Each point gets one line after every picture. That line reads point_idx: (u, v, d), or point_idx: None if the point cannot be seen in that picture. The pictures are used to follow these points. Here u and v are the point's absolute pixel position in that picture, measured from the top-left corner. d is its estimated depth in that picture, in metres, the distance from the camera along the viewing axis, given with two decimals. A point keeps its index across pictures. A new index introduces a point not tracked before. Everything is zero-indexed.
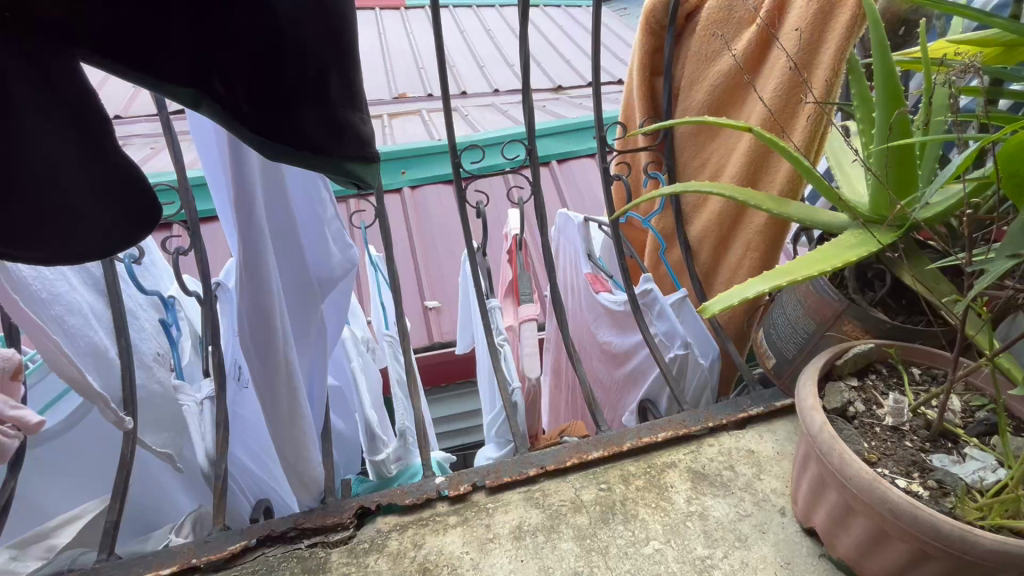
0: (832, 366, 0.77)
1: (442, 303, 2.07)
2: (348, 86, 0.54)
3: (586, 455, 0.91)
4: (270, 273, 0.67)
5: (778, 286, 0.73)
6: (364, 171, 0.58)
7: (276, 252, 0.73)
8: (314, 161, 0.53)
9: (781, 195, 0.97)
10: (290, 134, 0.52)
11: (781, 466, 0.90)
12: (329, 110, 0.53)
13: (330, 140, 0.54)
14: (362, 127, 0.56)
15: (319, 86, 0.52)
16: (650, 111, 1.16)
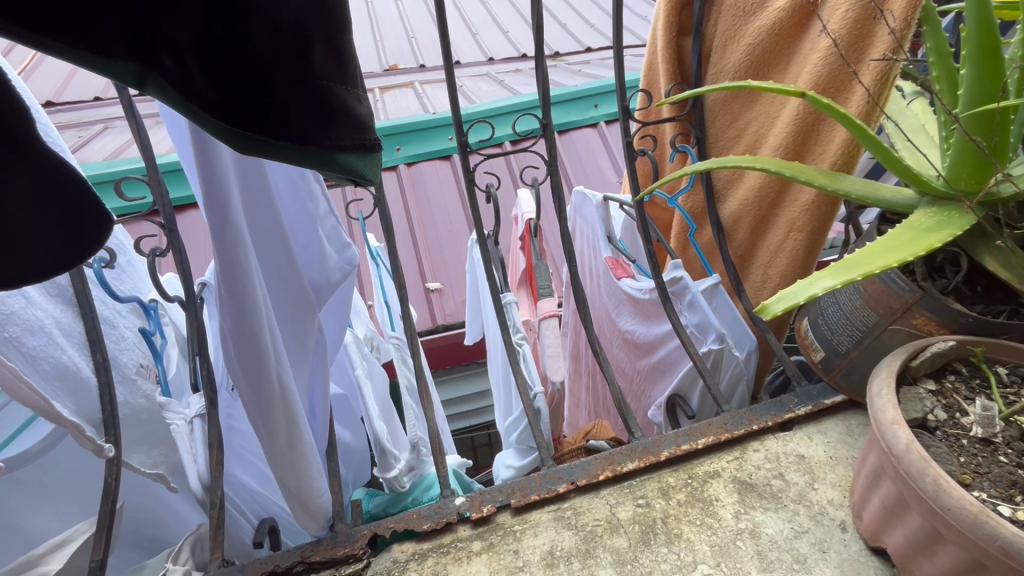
0: (907, 368, 0.68)
1: (444, 284, 1.96)
2: (337, 58, 0.45)
3: (620, 467, 0.82)
4: (255, 286, 0.56)
5: (852, 280, 0.62)
6: (363, 165, 0.49)
7: (262, 259, 0.62)
8: (305, 155, 0.44)
9: (834, 168, 0.85)
10: (272, 123, 0.41)
11: (836, 473, 0.81)
12: (319, 88, 0.44)
13: (323, 128, 0.44)
14: (356, 108, 0.47)
15: (304, 58, 0.42)
16: (677, 77, 1.03)
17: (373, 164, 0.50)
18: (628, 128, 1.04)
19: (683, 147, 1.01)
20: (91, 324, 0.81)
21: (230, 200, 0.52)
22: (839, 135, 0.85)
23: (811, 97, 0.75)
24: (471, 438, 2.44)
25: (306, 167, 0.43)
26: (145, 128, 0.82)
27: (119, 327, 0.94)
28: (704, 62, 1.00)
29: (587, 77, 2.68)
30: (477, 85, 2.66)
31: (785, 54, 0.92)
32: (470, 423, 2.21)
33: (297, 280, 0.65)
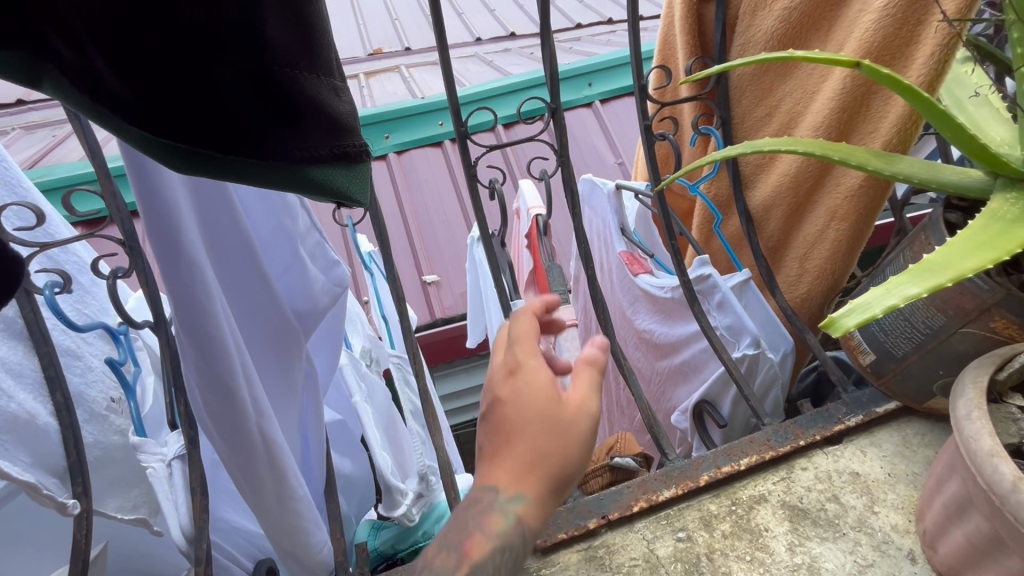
0: (994, 383, 0.58)
1: (441, 276, 1.86)
2: (305, 37, 0.35)
3: (656, 496, 0.74)
4: (223, 328, 0.45)
5: (941, 287, 0.51)
6: (349, 181, 0.38)
7: (233, 290, 0.51)
8: (266, 170, 0.33)
9: (888, 149, 0.75)
10: (217, 129, 0.31)
11: (896, 493, 0.73)
12: (280, 77, 0.33)
13: (288, 133, 0.34)
14: (334, 103, 0.37)
15: (255, 36, 0.32)
16: (697, 50, 0.92)
17: (362, 179, 0.39)
18: (645, 110, 0.93)
19: (707, 128, 0.90)
20: (48, 360, 0.71)
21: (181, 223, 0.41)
22: (894, 110, 0.74)
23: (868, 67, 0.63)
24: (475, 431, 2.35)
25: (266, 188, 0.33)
26: (93, 130, 0.69)
27: (84, 357, 0.83)
28: (729, 31, 0.88)
29: (579, 54, 2.54)
30: (465, 66, 2.52)
31: (825, 18, 0.81)
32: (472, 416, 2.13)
33: (278, 311, 0.55)
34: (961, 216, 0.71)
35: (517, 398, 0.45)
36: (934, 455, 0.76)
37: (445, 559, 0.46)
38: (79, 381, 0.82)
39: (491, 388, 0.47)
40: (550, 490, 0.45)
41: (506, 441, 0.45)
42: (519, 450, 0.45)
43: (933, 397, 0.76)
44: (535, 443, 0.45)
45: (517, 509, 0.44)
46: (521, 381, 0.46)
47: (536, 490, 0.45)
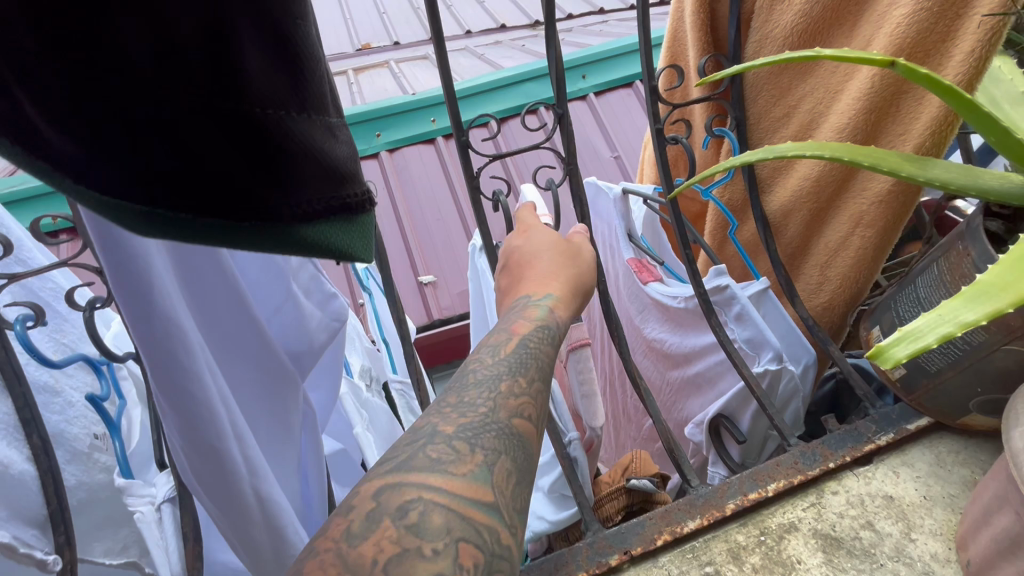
0: None
1: (438, 277, 1.80)
2: (291, 70, 0.30)
3: (680, 528, 0.69)
4: (206, 391, 0.40)
5: (1001, 313, 0.47)
6: (350, 237, 0.33)
7: (218, 338, 0.46)
8: (251, 236, 0.29)
9: (921, 152, 0.70)
10: (196, 193, 0.27)
11: (933, 518, 0.69)
12: (262, 124, 0.28)
13: (276, 192, 0.29)
14: (328, 146, 0.32)
15: (232, 77, 0.27)
16: (710, 48, 0.86)
17: (365, 233, 0.34)
18: (656, 112, 0.87)
19: (721, 131, 0.85)
20: (21, 402, 0.65)
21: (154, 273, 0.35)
22: (928, 111, 0.70)
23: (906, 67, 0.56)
24: None
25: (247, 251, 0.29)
26: None
27: (62, 393, 0.77)
28: (744, 27, 0.83)
29: (573, 46, 2.47)
30: (456, 60, 2.45)
31: (850, 13, 0.76)
32: None
33: (270, 355, 0.50)
34: (1001, 225, 0.67)
35: (530, 246, 0.77)
36: (970, 474, 0.72)
37: (499, 337, 0.60)
38: (59, 420, 0.76)
39: (513, 245, 0.79)
40: (570, 291, 0.71)
41: (529, 270, 0.74)
42: (542, 267, 0.74)
43: (969, 414, 0.72)
44: (552, 257, 0.75)
45: (547, 303, 0.67)
46: (532, 235, 0.80)
47: (559, 293, 0.70)
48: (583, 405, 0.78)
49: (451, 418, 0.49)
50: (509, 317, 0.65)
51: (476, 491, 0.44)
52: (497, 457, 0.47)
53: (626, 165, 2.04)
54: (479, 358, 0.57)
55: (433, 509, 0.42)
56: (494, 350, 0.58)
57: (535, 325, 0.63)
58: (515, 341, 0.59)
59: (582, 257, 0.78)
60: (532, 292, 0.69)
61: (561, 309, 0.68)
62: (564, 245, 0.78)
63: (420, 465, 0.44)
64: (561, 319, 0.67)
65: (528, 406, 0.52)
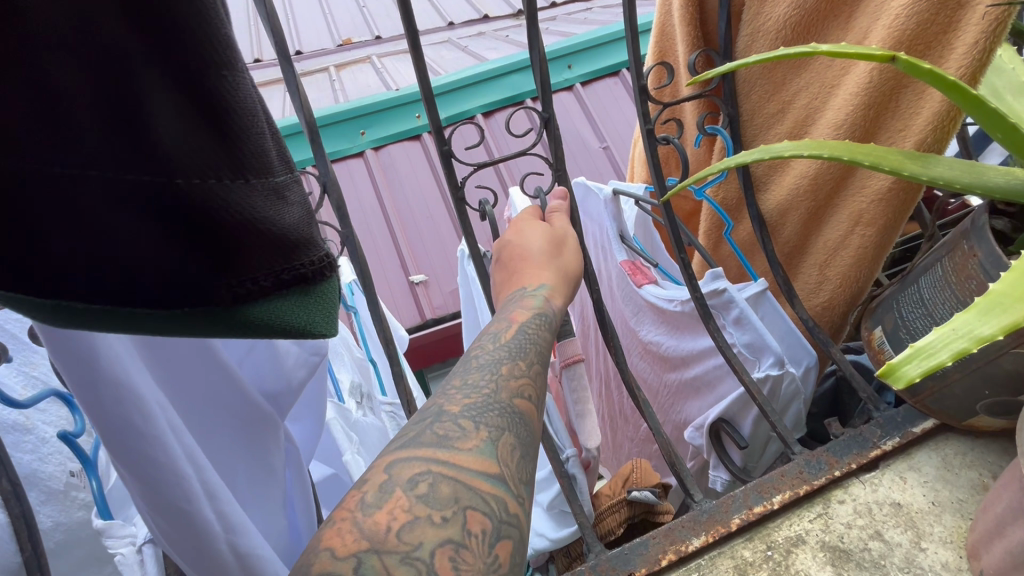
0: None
1: (429, 276, 1.76)
2: (221, 132, 0.27)
3: (685, 546, 0.67)
4: (163, 454, 0.39)
5: (1018, 325, 0.44)
6: (307, 312, 0.31)
7: (184, 392, 0.46)
8: (192, 320, 0.28)
9: (923, 149, 0.68)
10: (131, 280, 0.27)
11: (942, 525, 0.67)
12: (190, 198, 0.27)
13: (212, 271, 0.28)
14: (272, 209, 0.29)
15: (148, 152, 0.26)
16: (700, 42, 0.83)
17: (325, 304, 0.32)
18: (646, 112, 0.84)
19: (713, 128, 0.81)
20: None
21: (96, 340, 0.35)
22: (929, 105, 0.68)
23: (906, 64, 0.51)
24: None
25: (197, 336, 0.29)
26: None
27: (34, 430, 0.73)
28: (734, 20, 0.80)
29: (558, 35, 2.42)
30: (439, 53, 2.39)
31: (845, 3, 0.73)
32: None
33: (242, 399, 0.48)
34: (1007, 223, 0.66)
35: (522, 238, 0.74)
36: (978, 477, 0.70)
37: (499, 324, 0.58)
38: (31, 459, 0.72)
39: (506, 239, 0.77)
40: (561, 278, 0.70)
41: (522, 262, 0.72)
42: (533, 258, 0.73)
43: (975, 415, 0.70)
44: (542, 237, 0.74)
45: (543, 292, 0.66)
46: (522, 229, 0.76)
47: (553, 282, 0.69)
48: (580, 424, 0.77)
49: (456, 398, 0.48)
50: (507, 307, 0.63)
51: (480, 464, 0.43)
52: (501, 433, 0.45)
53: (615, 156, 2.00)
54: (480, 346, 0.55)
55: (441, 479, 0.41)
56: (494, 337, 0.56)
57: (533, 313, 0.61)
58: (514, 328, 0.57)
59: (571, 255, 0.74)
60: (527, 282, 0.68)
61: (557, 298, 0.67)
62: (556, 235, 0.75)
63: (427, 441, 0.43)
64: (557, 307, 0.66)
65: (528, 386, 0.50)
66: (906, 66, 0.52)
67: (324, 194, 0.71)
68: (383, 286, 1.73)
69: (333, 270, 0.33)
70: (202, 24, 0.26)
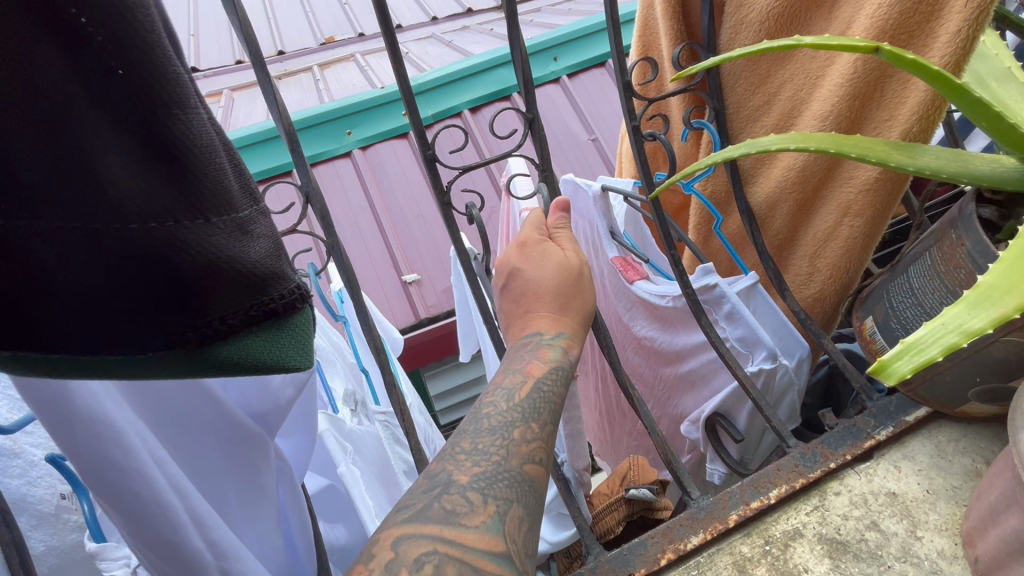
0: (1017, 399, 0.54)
1: (422, 274, 1.75)
2: (177, 175, 0.27)
3: (684, 545, 0.67)
4: (145, 487, 0.40)
5: (1007, 319, 0.44)
6: (280, 346, 0.31)
7: (167, 421, 0.46)
8: (161, 364, 0.28)
9: (909, 139, 0.68)
10: (99, 326, 0.27)
11: (937, 513, 0.68)
12: (147, 242, 0.26)
13: (177, 314, 0.28)
14: (236, 245, 0.29)
15: (103, 201, 0.26)
16: (683, 36, 0.82)
17: (298, 337, 0.32)
18: (631, 108, 0.83)
19: (700, 123, 0.80)
20: None
21: (70, 385, 0.36)
22: (914, 94, 0.68)
23: (888, 55, 0.51)
24: None
25: (167, 379, 0.29)
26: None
27: (22, 453, 0.70)
28: (717, 13, 0.79)
29: (542, 27, 2.39)
30: (424, 50, 2.36)
31: None
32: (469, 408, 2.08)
33: (230, 422, 0.48)
34: (994, 210, 0.66)
35: (533, 269, 0.67)
36: (971, 464, 0.70)
37: (513, 378, 0.58)
38: (20, 484, 0.69)
39: (512, 261, 0.69)
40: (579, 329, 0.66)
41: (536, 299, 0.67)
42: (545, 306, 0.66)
43: (967, 402, 0.70)
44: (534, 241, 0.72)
45: (560, 342, 0.63)
46: (532, 252, 0.68)
47: (571, 330, 0.66)
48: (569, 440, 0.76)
49: (465, 467, 0.49)
50: (519, 354, 0.61)
51: (488, 542, 0.44)
52: (510, 506, 0.47)
53: (604, 148, 1.99)
54: (492, 402, 0.55)
55: (446, 561, 0.42)
56: (508, 394, 0.56)
57: (549, 367, 0.59)
58: (530, 385, 0.57)
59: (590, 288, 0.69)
60: (543, 329, 0.65)
61: (574, 347, 0.64)
62: (573, 270, 0.68)
63: (434, 517, 0.45)
64: (574, 358, 0.64)
65: (541, 451, 0.52)
66: (891, 57, 0.51)
67: (307, 203, 0.70)
68: (377, 287, 1.72)
69: (306, 300, 0.33)
70: (148, 64, 0.25)
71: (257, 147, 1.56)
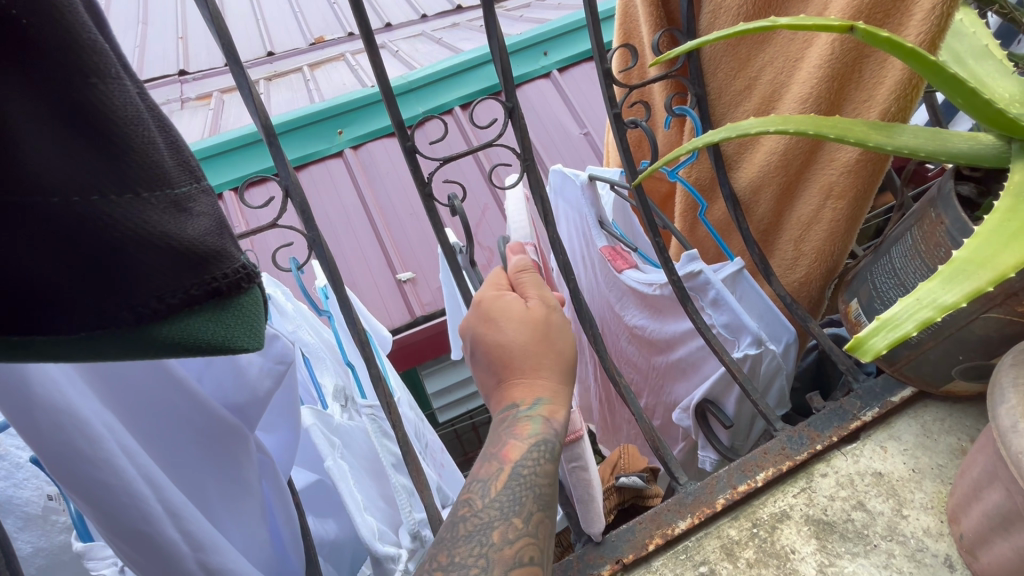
0: (997, 373, 0.55)
1: (416, 272, 1.75)
2: (101, 149, 0.27)
3: (671, 530, 0.67)
4: (115, 480, 0.40)
5: (980, 292, 0.44)
6: (225, 327, 0.31)
7: (134, 413, 0.46)
8: (104, 345, 0.28)
9: (887, 119, 0.67)
10: (31, 305, 0.27)
11: (923, 492, 0.68)
12: (72, 216, 0.26)
13: (108, 291, 0.28)
14: (170, 221, 0.29)
15: (22, 175, 0.26)
16: (663, 22, 0.82)
17: (245, 317, 0.32)
18: (612, 96, 0.83)
19: (682, 109, 0.80)
20: None
21: (29, 371, 0.36)
22: (891, 74, 0.68)
23: (863, 34, 0.50)
24: (473, 422, 2.29)
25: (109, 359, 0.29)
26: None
27: (8, 455, 0.69)
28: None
29: (532, 22, 2.38)
30: (414, 47, 2.35)
31: None
32: (468, 405, 2.07)
33: (205, 413, 0.48)
34: (973, 187, 0.66)
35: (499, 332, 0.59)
36: (957, 442, 0.71)
37: (489, 467, 0.55)
38: (6, 486, 0.68)
39: (473, 326, 0.62)
40: (558, 389, 0.60)
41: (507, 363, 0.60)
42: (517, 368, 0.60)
43: (951, 381, 0.70)
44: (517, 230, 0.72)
45: (540, 411, 0.57)
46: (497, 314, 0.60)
47: (550, 391, 0.60)
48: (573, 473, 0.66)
49: None
50: (497, 433, 0.57)
51: None
52: None
53: (596, 142, 1.98)
54: (469, 500, 0.53)
55: None
56: (485, 487, 0.53)
57: (530, 445, 0.55)
58: (506, 473, 0.54)
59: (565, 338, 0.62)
60: (519, 399, 0.59)
61: (558, 415, 0.58)
62: (540, 324, 0.60)
63: None
64: (561, 425, 0.58)
65: (529, 549, 0.49)
66: (865, 35, 0.50)
67: (287, 198, 0.69)
68: (370, 284, 1.72)
69: (253, 280, 0.33)
70: (62, 33, 0.25)
71: (245, 148, 1.55)
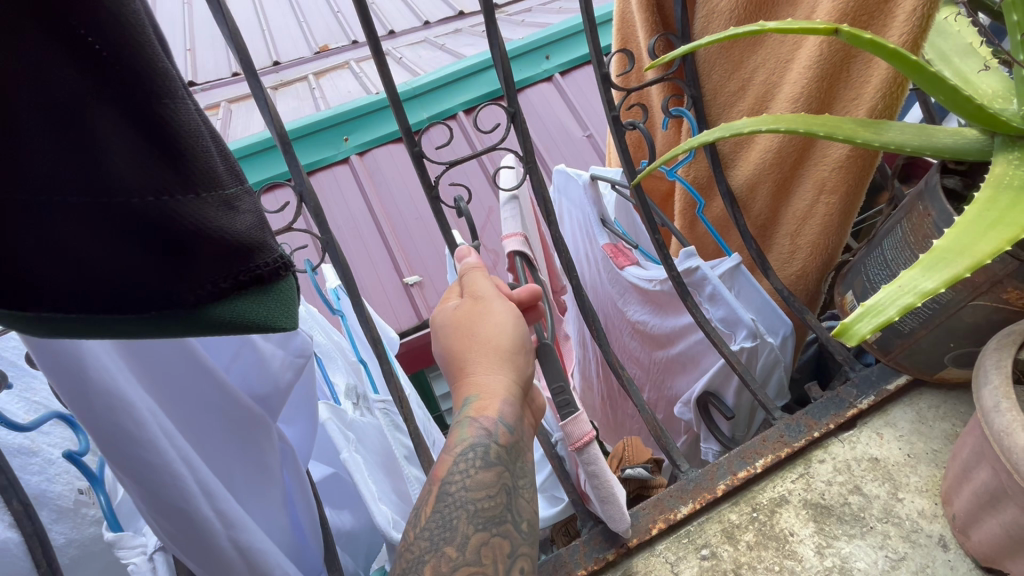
0: (981, 357, 0.57)
1: (423, 275, 1.78)
2: (168, 156, 0.30)
3: (673, 514, 0.70)
4: (158, 460, 0.43)
5: (958, 277, 0.47)
6: (268, 308, 0.36)
7: (176, 399, 0.49)
8: (167, 324, 0.32)
9: (875, 116, 0.70)
10: (111, 290, 0.31)
11: (918, 475, 0.70)
12: (143, 212, 0.30)
13: (174, 278, 0.32)
14: (222, 218, 0.33)
15: (102, 177, 0.29)
16: (659, 27, 0.85)
17: (281, 299, 0.36)
18: (611, 99, 0.86)
19: (678, 111, 0.83)
20: None
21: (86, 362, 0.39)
22: (877, 74, 0.70)
23: (845, 36, 0.53)
24: None
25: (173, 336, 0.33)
26: None
27: (40, 452, 0.73)
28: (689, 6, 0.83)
29: (532, 27, 2.42)
30: (418, 54, 2.39)
31: None
32: None
33: (233, 401, 0.52)
34: (958, 180, 0.68)
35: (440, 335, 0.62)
36: (951, 427, 0.73)
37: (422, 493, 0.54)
38: (40, 480, 0.72)
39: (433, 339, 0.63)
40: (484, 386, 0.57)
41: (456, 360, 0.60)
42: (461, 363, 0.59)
43: (944, 368, 0.72)
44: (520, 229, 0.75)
45: (468, 409, 0.56)
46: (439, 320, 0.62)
47: (484, 385, 0.57)
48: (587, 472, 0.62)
49: None
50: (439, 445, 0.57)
51: None
52: None
53: (598, 143, 2.01)
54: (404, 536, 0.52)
55: None
56: (416, 515, 0.53)
57: (457, 453, 0.54)
58: (434, 496, 0.53)
59: (490, 326, 0.59)
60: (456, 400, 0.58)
61: (489, 409, 0.56)
62: (463, 321, 0.60)
63: None
64: (490, 420, 0.55)
65: None
66: (848, 37, 0.53)
67: (301, 203, 0.73)
68: (378, 287, 1.75)
69: (288, 269, 0.37)
70: (138, 54, 0.29)
71: (246, 158, 1.59)
